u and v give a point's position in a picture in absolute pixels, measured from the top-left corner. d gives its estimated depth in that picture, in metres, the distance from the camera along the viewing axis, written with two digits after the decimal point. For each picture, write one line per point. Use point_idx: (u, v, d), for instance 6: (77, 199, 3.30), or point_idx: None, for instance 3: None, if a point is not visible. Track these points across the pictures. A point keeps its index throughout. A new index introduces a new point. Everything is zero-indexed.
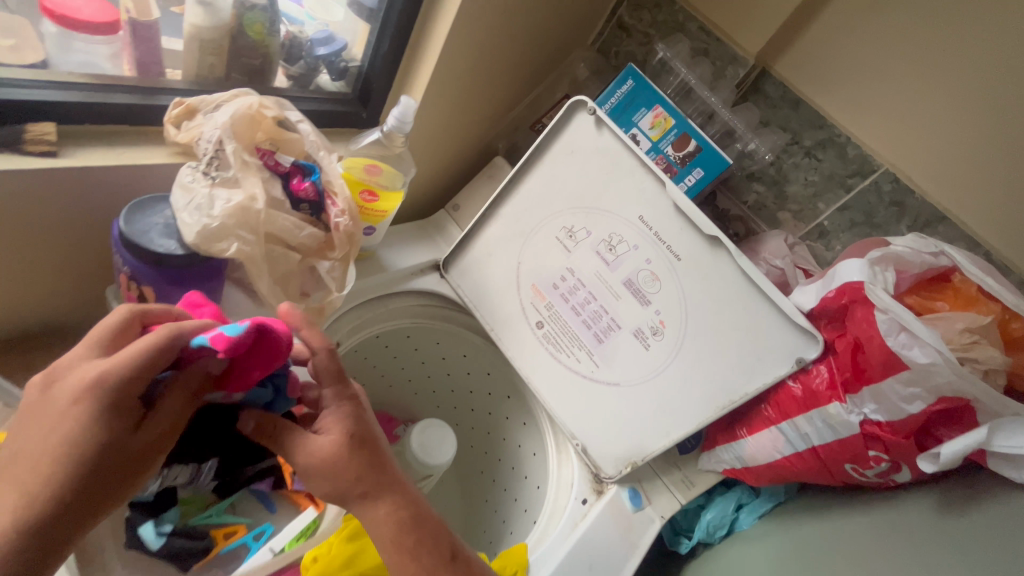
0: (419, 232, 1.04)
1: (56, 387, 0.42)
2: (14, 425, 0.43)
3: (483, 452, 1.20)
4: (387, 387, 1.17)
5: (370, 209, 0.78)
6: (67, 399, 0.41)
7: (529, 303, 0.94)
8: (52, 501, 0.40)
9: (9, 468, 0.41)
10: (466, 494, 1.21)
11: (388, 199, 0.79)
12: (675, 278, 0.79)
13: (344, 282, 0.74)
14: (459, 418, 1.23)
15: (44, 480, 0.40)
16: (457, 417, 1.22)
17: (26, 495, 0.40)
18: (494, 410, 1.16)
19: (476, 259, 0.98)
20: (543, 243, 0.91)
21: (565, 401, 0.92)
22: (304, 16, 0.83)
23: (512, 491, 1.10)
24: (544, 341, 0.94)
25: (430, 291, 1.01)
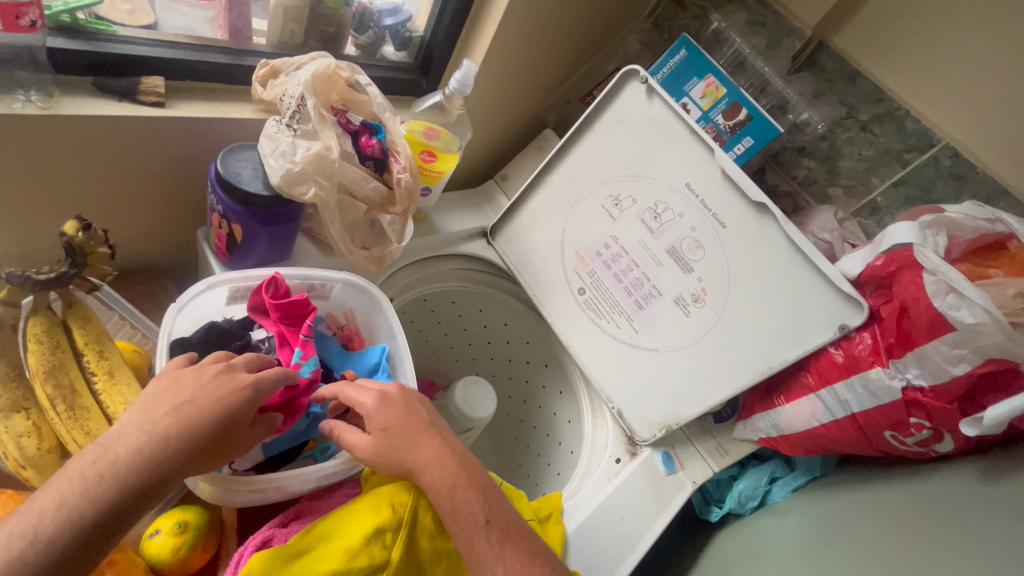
0: (469, 200, 1.08)
1: (211, 364, 0.49)
2: (157, 379, 0.48)
3: (519, 418, 1.25)
4: (431, 349, 1.24)
5: (427, 170, 0.83)
6: (228, 374, 0.49)
7: (572, 270, 0.98)
8: (185, 445, 0.45)
9: (151, 408, 0.45)
10: (501, 457, 1.26)
11: (444, 160, 0.83)
12: (719, 245, 0.80)
13: (402, 236, 0.79)
14: (497, 384, 1.28)
15: (186, 426, 0.45)
16: (496, 383, 1.28)
17: (164, 433, 0.44)
18: (532, 377, 1.21)
19: (523, 226, 1.02)
20: (588, 212, 0.94)
21: (603, 365, 0.96)
22: None
23: (547, 455, 1.15)
24: (585, 307, 0.97)
25: (477, 256, 1.06)
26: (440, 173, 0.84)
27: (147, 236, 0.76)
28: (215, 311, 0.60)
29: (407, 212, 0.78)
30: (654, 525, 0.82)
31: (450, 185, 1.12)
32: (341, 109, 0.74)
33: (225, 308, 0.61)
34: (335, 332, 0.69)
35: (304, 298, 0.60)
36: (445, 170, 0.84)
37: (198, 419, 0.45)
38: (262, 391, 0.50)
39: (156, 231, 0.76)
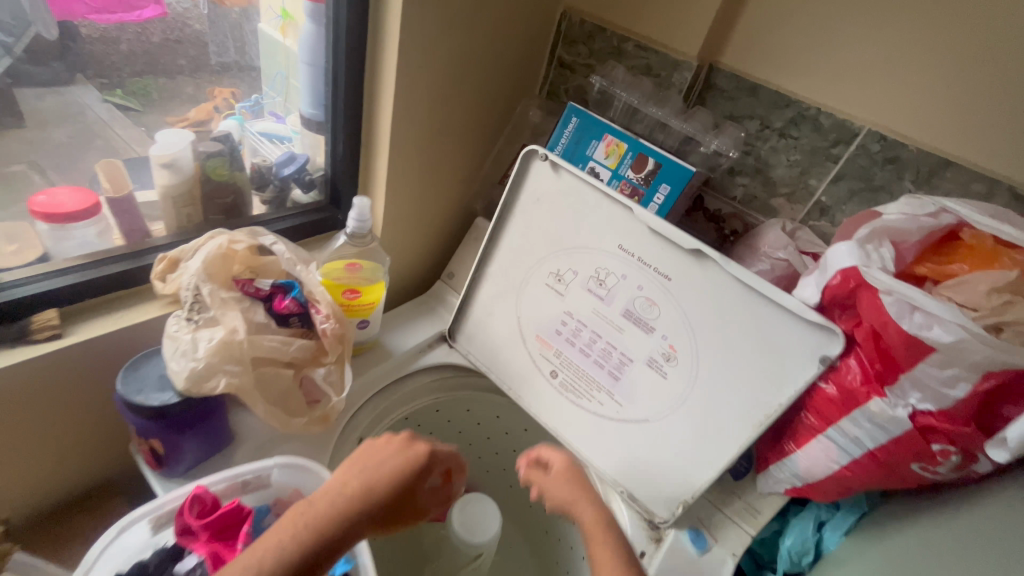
0: (418, 309, 1.05)
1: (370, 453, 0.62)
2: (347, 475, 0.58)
3: (542, 510, 1.14)
4: (431, 460, 1.17)
5: (349, 304, 0.79)
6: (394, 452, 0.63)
7: (539, 354, 0.92)
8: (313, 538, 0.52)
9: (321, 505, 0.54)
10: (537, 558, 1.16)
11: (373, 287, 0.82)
12: (671, 300, 0.75)
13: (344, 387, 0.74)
14: (511, 478, 1.19)
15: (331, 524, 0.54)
16: (509, 476, 1.19)
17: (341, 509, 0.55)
18: (539, 462, 1.12)
19: (478, 322, 0.98)
20: (535, 294, 0.90)
21: (599, 447, 0.88)
22: (291, 132, 0.91)
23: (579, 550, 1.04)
24: (563, 389, 0.91)
25: (442, 363, 1.01)
26: (369, 303, 0.82)
27: (76, 459, 0.73)
28: (139, 547, 0.54)
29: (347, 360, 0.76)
30: None
31: (398, 298, 1.09)
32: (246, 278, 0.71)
33: (151, 538, 0.55)
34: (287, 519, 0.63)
35: (235, 504, 0.55)
36: (375, 299, 0.82)
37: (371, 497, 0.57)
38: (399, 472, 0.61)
39: (90, 452, 0.73)
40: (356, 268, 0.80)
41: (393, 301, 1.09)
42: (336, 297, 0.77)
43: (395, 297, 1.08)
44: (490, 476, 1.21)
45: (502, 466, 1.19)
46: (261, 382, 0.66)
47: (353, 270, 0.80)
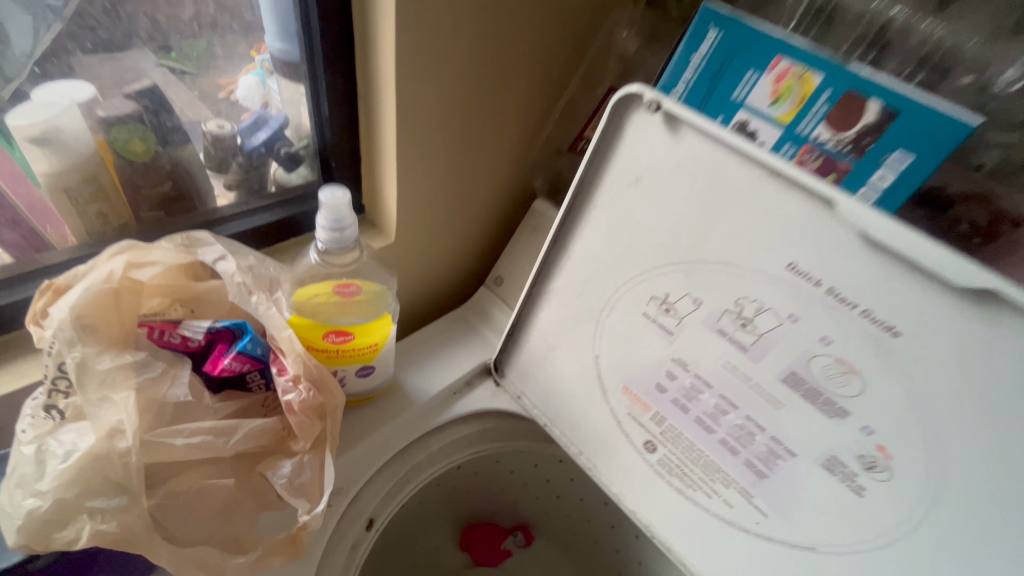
0: (453, 331, 0.76)
1: None
2: None
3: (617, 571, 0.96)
4: (477, 501, 0.97)
5: (337, 349, 0.52)
6: None
7: (626, 415, 0.61)
8: None
9: None
10: None
11: (378, 323, 0.53)
12: (893, 371, 0.41)
13: (319, 494, 0.46)
14: (570, 515, 0.97)
15: None
16: (573, 527, 0.99)
17: None
18: (614, 520, 0.91)
19: (535, 355, 0.68)
20: (624, 328, 0.57)
21: (721, 565, 0.57)
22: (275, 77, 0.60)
23: None
24: (662, 471, 0.60)
25: (485, 410, 0.72)
26: (370, 347, 0.54)
27: None
28: None
29: (331, 445, 0.49)
30: None
31: (426, 309, 0.81)
32: (170, 320, 0.46)
33: None
34: None
35: None
36: (380, 341, 0.54)
37: None
38: None
39: None
40: (353, 292, 0.53)
41: (419, 314, 0.81)
42: (313, 343, 0.50)
43: (421, 308, 0.80)
44: (548, 520, 1.01)
45: (563, 505, 0.96)
46: (173, 506, 0.41)
47: (347, 294, 0.53)
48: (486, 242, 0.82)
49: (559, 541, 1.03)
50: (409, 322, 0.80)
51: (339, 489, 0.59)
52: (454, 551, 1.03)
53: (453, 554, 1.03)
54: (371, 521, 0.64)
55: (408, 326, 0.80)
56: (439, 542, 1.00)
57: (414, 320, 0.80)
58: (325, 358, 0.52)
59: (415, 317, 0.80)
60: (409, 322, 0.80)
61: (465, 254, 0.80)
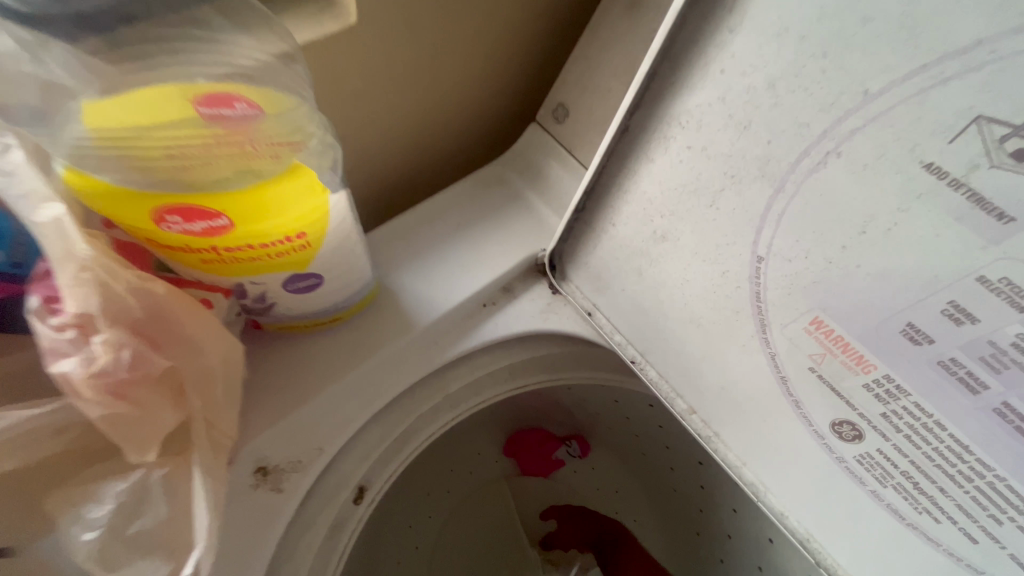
0: (481, 201, 0.46)
1: None
2: None
3: (696, 508, 0.74)
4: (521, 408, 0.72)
5: (207, 243, 0.26)
6: None
7: (804, 373, 0.32)
8: None
9: None
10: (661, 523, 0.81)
11: (304, 209, 0.27)
12: None
13: (191, 542, 0.29)
14: (641, 437, 0.74)
15: None
16: (643, 450, 0.75)
17: None
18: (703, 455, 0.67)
19: (622, 250, 0.38)
20: (849, 205, 0.25)
21: None
22: None
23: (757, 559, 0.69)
24: (863, 476, 0.32)
25: (537, 334, 0.45)
26: (284, 254, 0.28)
27: None
28: None
29: (219, 443, 0.32)
30: None
31: (426, 155, 0.51)
32: None
33: None
34: None
35: None
36: (305, 244, 0.28)
37: None
38: None
39: None
40: (246, 124, 0.23)
41: (417, 163, 0.51)
42: (156, 234, 0.26)
43: (417, 153, 0.49)
44: (610, 436, 0.78)
45: (632, 426, 0.73)
46: None
47: (232, 124, 0.23)
48: (527, 37, 0.47)
49: (623, 460, 0.80)
50: (399, 176, 0.50)
51: (294, 463, 0.36)
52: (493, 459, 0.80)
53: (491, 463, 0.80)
54: (360, 491, 0.41)
55: (399, 184, 0.51)
56: (473, 449, 0.76)
57: (407, 174, 0.51)
58: (183, 253, 0.27)
59: (412, 170, 0.51)
60: (399, 177, 0.50)
61: (491, 62, 0.47)
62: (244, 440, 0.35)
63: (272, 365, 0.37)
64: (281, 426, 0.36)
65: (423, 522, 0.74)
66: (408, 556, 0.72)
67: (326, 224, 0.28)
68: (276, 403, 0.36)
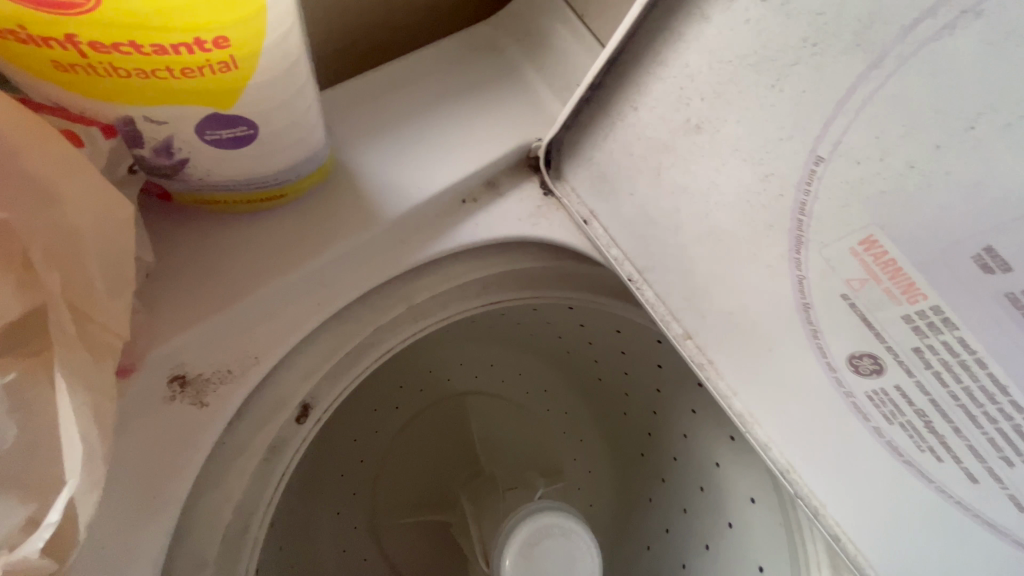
0: (466, 70, 0.37)
1: None
2: None
3: (645, 431, 0.66)
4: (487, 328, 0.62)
5: (53, 30, 0.18)
6: None
7: (833, 301, 0.28)
8: None
9: None
10: (604, 446, 0.71)
11: (192, 10, 0.18)
12: None
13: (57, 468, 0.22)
14: (598, 353, 0.64)
15: None
16: (604, 385, 0.68)
17: None
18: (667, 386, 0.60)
19: (640, 142, 0.31)
20: (972, 91, 0.20)
21: (907, 555, 0.32)
22: None
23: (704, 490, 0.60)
24: (869, 410, 0.30)
25: (518, 239, 0.38)
26: (177, 76, 0.21)
27: None
28: None
29: (104, 345, 0.24)
30: None
31: None
32: None
33: None
34: None
35: None
36: (215, 67, 0.21)
37: None
38: None
39: None
40: None
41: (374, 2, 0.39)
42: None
43: None
44: (570, 368, 0.69)
45: (589, 340, 0.63)
46: None
47: None
48: None
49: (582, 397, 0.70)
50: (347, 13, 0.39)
51: (222, 373, 0.29)
52: (459, 365, 0.68)
53: (457, 369, 0.69)
54: (306, 409, 0.35)
55: (347, 31, 0.40)
56: (424, 365, 0.66)
57: (361, 19, 0.40)
58: (15, 44, 0.19)
59: (367, 9, 0.39)
60: (349, 18, 0.39)
61: None
62: (155, 342, 0.28)
63: (190, 246, 0.29)
64: (205, 328, 0.28)
65: (370, 438, 0.66)
66: (352, 472, 0.65)
67: (243, 43, 0.20)
68: (195, 301, 0.28)
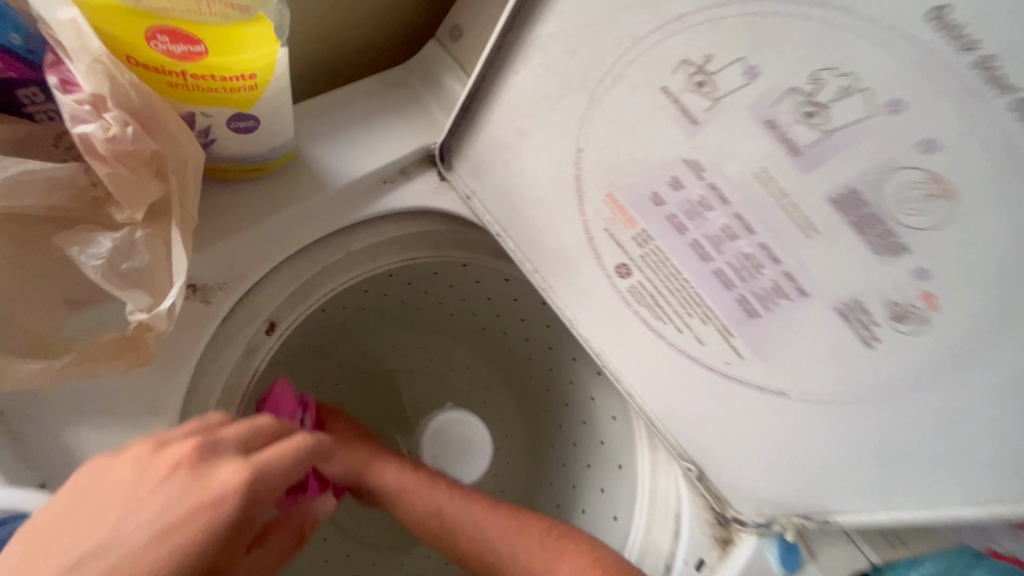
0: (386, 97, 0.56)
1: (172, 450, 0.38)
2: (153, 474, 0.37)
3: (546, 386, 0.81)
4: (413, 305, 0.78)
5: (173, 67, 0.36)
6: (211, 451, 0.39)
7: (601, 233, 0.48)
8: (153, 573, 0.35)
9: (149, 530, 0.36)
10: (520, 405, 0.86)
11: (241, 56, 0.36)
12: (996, 191, 0.30)
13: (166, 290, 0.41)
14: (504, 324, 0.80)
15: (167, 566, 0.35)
16: (514, 352, 0.83)
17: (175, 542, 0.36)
18: (556, 344, 0.76)
19: (493, 143, 0.51)
20: (630, 111, 0.41)
21: (668, 397, 0.52)
22: None
23: (591, 427, 0.75)
24: (630, 300, 0.50)
25: (423, 209, 0.56)
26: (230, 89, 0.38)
27: None
28: None
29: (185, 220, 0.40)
30: None
31: (331, 43, 0.58)
32: None
33: None
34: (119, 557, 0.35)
35: None
36: (250, 84, 0.38)
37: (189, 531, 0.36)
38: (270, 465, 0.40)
39: None
40: None
41: (321, 49, 0.58)
42: (139, 54, 0.35)
43: (324, 39, 0.57)
44: (487, 339, 0.84)
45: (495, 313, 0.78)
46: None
47: None
48: None
49: (491, 367, 0.86)
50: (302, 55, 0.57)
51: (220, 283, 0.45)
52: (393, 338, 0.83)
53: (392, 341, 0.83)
54: (273, 323, 0.51)
55: (303, 68, 0.58)
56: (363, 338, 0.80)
57: (312, 59, 0.58)
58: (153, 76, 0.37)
59: (316, 53, 0.58)
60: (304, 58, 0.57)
61: None
62: None
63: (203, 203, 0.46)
64: (212, 253, 0.45)
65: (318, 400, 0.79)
66: None
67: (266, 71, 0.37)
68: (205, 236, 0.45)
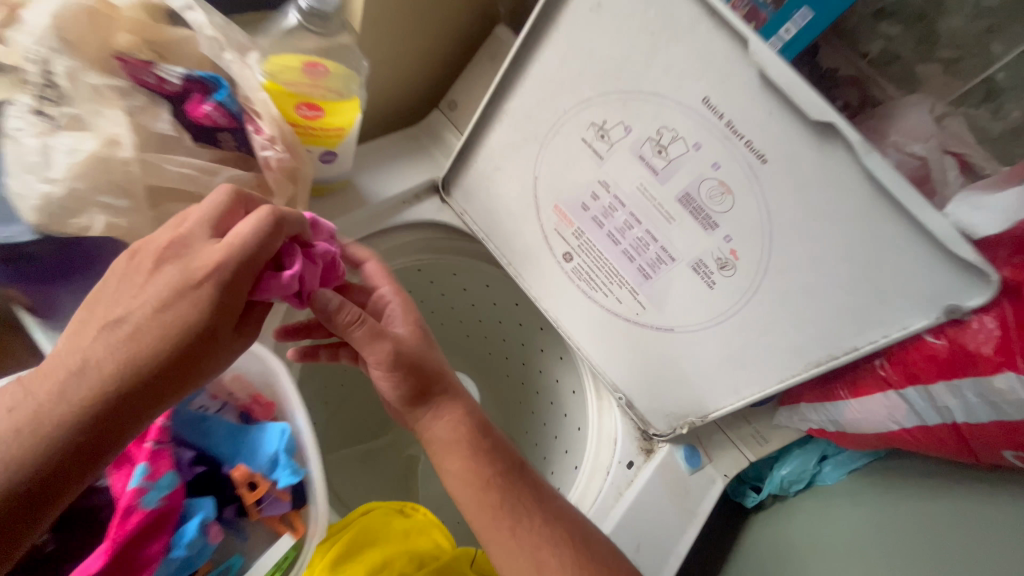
0: (404, 147, 0.82)
1: (141, 252, 0.43)
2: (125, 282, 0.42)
3: (521, 381, 0.98)
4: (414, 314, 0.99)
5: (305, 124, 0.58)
6: (153, 261, 0.42)
7: (551, 231, 0.73)
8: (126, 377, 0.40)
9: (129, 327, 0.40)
10: (501, 400, 1.02)
11: (340, 114, 0.59)
12: (751, 186, 0.55)
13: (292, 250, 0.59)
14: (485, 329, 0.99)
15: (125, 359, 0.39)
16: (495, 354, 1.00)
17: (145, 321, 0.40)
18: (526, 339, 0.94)
19: (479, 175, 0.77)
20: (565, 152, 0.67)
21: (602, 345, 0.75)
22: None
23: (557, 407, 0.91)
24: (573, 277, 0.74)
25: (429, 222, 0.81)
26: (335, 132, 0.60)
27: None
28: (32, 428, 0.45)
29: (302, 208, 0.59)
30: (678, 542, 0.68)
31: None
32: (143, 59, 0.50)
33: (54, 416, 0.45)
34: (225, 402, 0.51)
35: None
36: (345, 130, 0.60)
37: (155, 330, 0.40)
38: (240, 261, 0.43)
39: None
40: (318, 74, 0.57)
41: None
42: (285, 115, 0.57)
43: None
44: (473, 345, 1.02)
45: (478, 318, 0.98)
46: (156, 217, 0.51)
47: (313, 73, 0.56)
48: (441, 73, 0.84)
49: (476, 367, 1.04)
50: None
51: None
52: None
53: None
54: None
55: None
56: None
57: None
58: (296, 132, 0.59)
59: None
60: None
61: (423, 77, 0.82)
62: None
63: None
64: None
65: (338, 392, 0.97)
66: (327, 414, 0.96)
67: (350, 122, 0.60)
68: None
